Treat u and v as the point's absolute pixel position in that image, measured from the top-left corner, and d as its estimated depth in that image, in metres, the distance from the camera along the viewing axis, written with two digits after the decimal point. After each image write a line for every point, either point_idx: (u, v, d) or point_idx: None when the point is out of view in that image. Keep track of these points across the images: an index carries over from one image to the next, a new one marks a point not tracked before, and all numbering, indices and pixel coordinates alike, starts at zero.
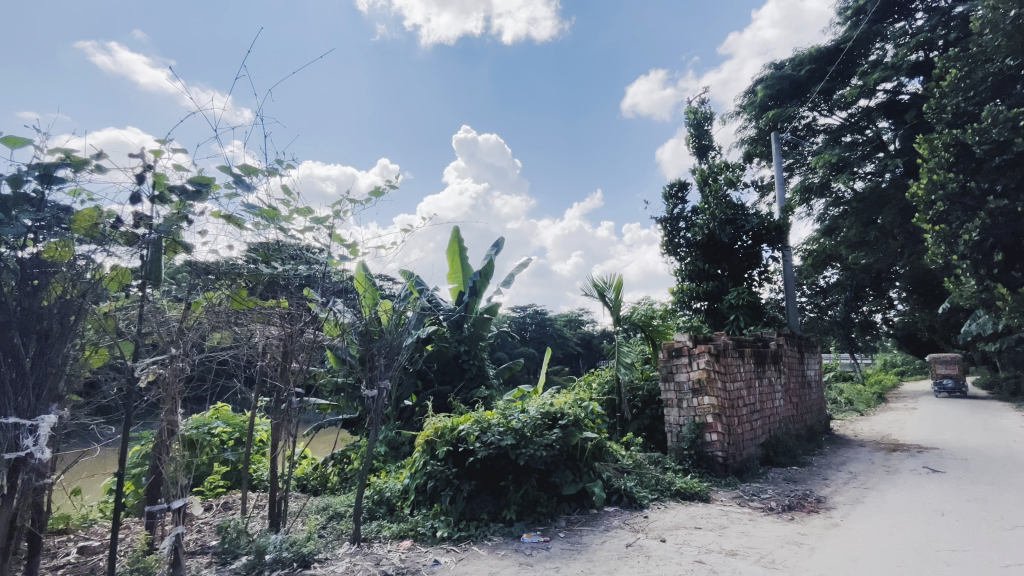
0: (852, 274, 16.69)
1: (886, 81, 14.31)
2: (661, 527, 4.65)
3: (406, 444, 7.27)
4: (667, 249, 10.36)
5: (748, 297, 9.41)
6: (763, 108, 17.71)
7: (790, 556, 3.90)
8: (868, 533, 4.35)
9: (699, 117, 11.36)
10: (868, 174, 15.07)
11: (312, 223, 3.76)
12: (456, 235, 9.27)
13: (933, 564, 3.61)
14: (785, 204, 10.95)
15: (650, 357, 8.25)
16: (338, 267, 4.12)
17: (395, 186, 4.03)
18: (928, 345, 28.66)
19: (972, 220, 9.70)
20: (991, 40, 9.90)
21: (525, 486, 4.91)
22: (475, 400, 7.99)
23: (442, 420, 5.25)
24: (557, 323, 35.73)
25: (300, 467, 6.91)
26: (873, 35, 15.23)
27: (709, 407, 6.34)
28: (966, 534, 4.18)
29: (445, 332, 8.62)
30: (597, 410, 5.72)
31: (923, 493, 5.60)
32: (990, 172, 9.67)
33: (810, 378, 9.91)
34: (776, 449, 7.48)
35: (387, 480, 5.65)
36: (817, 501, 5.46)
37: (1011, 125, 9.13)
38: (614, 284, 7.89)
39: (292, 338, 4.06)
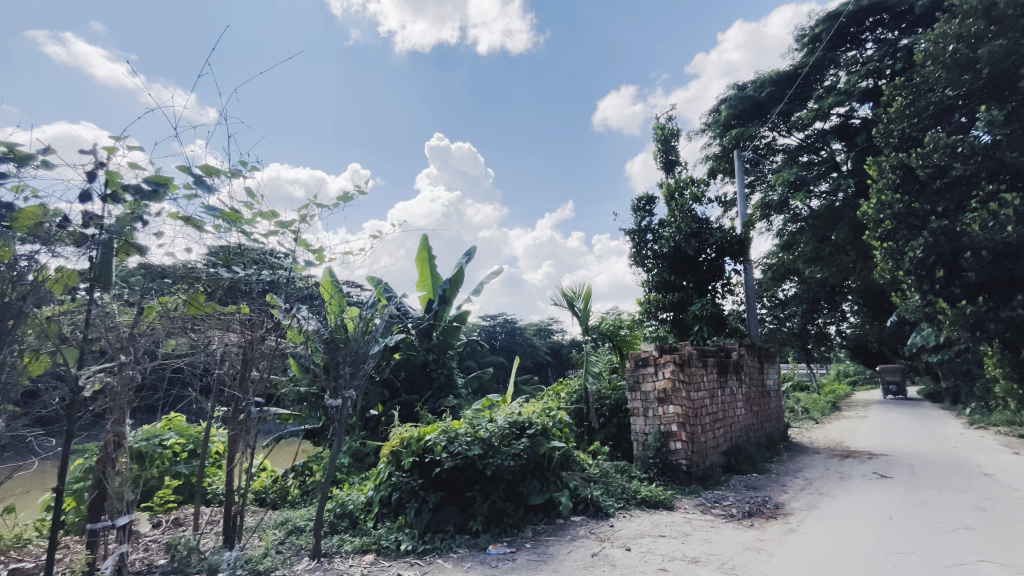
0: (809, 288, 17.46)
1: (839, 105, 15.17)
2: (625, 535, 4.69)
3: (371, 455, 7.12)
4: (635, 260, 10.59)
5: (712, 308, 9.72)
6: (726, 127, 18.39)
7: (749, 562, 3.99)
8: (823, 538, 4.50)
9: (666, 133, 11.72)
10: (822, 192, 15.85)
11: (276, 227, 3.63)
12: (425, 243, 9.25)
13: (882, 565, 3.77)
14: (746, 219, 11.36)
15: (617, 366, 8.38)
16: (303, 274, 3.94)
17: (364, 191, 3.93)
18: (878, 356, 30.29)
19: (916, 238, 10.30)
20: (932, 72, 10.66)
21: (492, 496, 4.89)
22: (443, 409, 7.90)
23: (409, 429, 5.15)
24: (527, 332, 35.91)
25: (258, 480, 6.65)
26: (827, 62, 16.14)
27: (673, 416, 6.47)
28: (912, 537, 4.39)
29: (413, 341, 8.52)
30: (564, 419, 5.74)
31: (872, 497, 5.87)
32: (932, 195, 10.26)
33: (769, 387, 10.25)
34: (737, 457, 7.67)
35: (350, 492, 5.50)
36: (775, 507, 5.63)
37: (949, 151, 9.84)
38: (583, 294, 7.99)
39: (252, 346, 3.85)
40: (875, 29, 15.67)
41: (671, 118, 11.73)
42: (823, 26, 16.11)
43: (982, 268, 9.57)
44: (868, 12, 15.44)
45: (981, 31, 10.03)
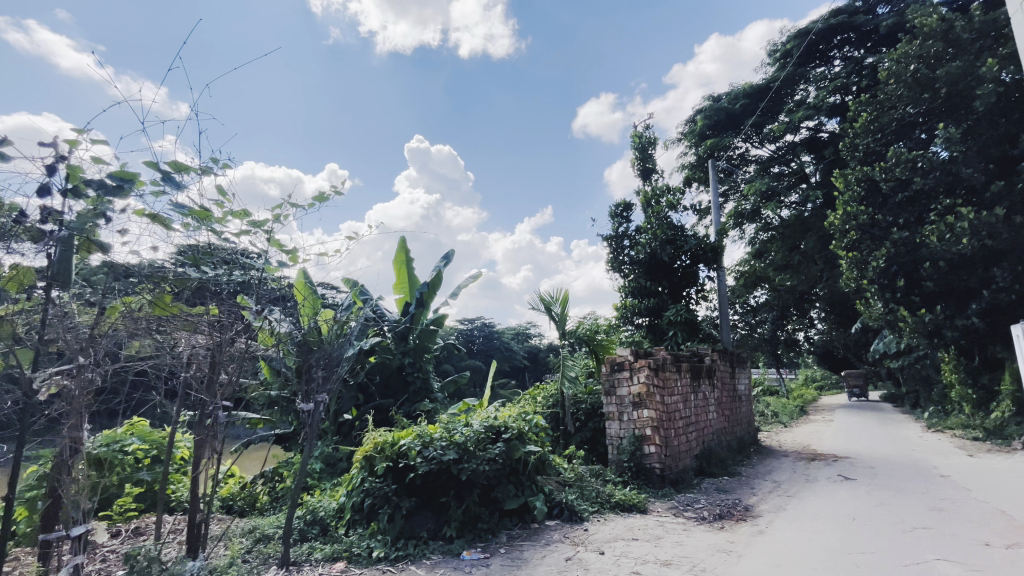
0: (779, 295, 17.95)
1: (809, 119, 15.70)
2: (599, 539, 4.71)
3: (344, 460, 7.01)
4: (612, 266, 10.73)
5: (686, 314, 9.91)
6: (701, 136, 18.82)
7: (718, 564, 4.06)
8: (788, 539, 4.61)
9: (643, 141, 11.93)
10: (792, 203, 16.36)
11: (248, 227, 3.50)
12: (403, 245, 9.18)
13: (845, 565, 3.88)
14: (720, 227, 11.63)
15: (594, 371, 8.44)
16: (275, 274, 3.80)
17: (341, 192, 3.79)
18: (843, 361, 31.36)
19: (879, 249, 10.72)
20: (894, 90, 11.11)
21: (467, 501, 4.84)
22: (418, 414, 7.81)
23: (383, 434, 5.07)
24: (504, 336, 36.01)
25: (226, 487, 6.47)
26: (798, 77, 16.71)
27: (647, 420, 6.54)
28: (874, 537, 4.53)
29: (389, 345, 8.43)
30: (540, 423, 5.74)
31: (837, 499, 6.05)
32: (894, 207, 10.71)
33: (740, 392, 10.48)
34: (708, 460, 7.81)
35: (322, 499, 5.40)
36: (744, 509, 5.75)
37: (910, 165, 10.30)
38: (560, 298, 8.04)
39: (220, 348, 3.71)
40: (842, 47, 16.32)
41: (649, 127, 11.97)
42: (794, 42, 16.69)
43: (941, 278, 10.00)
44: (837, 30, 16.05)
45: (940, 52, 10.55)
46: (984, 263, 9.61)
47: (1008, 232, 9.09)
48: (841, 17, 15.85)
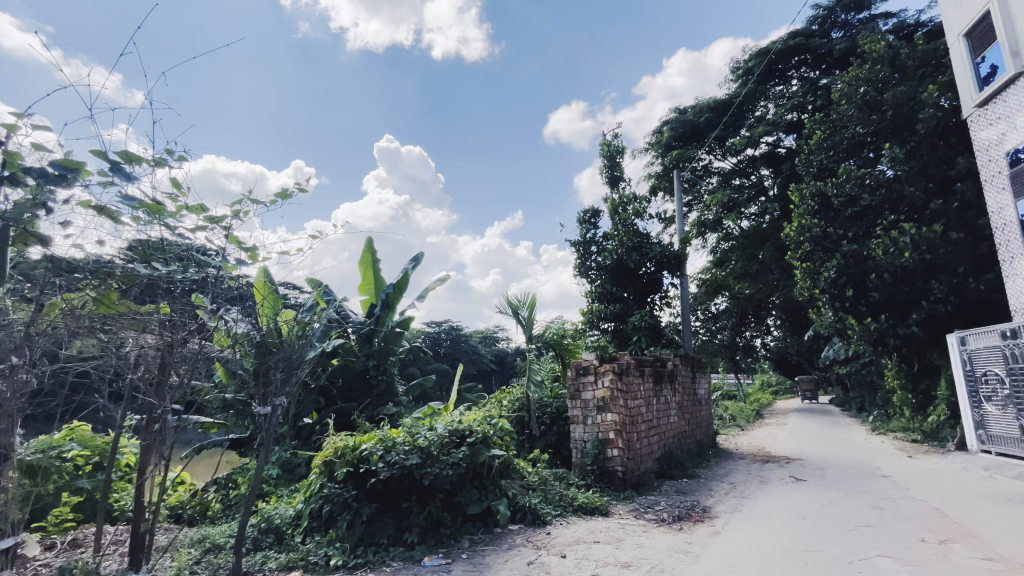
0: (738, 302, 18.59)
1: (768, 134, 16.39)
2: (562, 543, 4.74)
3: (302, 465, 6.81)
4: (579, 271, 10.86)
5: (649, 319, 10.15)
6: (667, 147, 19.34)
7: (676, 564, 4.16)
8: (743, 539, 4.76)
9: (612, 149, 12.16)
10: (751, 215, 17.02)
11: (205, 222, 3.34)
12: (370, 245, 9.03)
13: (795, 563, 4.04)
14: (683, 235, 11.95)
15: (559, 375, 8.50)
16: (233, 273, 3.64)
17: (305, 190, 3.61)
18: (796, 367, 32.78)
19: (830, 260, 11.26)
20: (846, 110, 11.69)
21: (429, 506, 4.77)
22: (381, 418, 7.67)
23: (344, 439, 4.95)
24: (472, 339, 35.78)
25: (175, 494, 6.17)
26: (758, 94, 17.43)
27: (611, 423, 6.64)
28: (824, 536, 4.73)
29: (353, 347, 8.26)
30: (505, 427, 5.73)
31: (789, 500, 6.30)
32: (845, 221, 11.27)
33: (701, 396, 10.78)
34: (669, 463, 7.98)
35: (278, 506, 5.21)
36: (702, 511, 5.90)
37: (859, 182, 10.90)
38: (528, 302, 8.06)
39: (171, 350, 3.53)
40: (799, 67, 17.16)
41: (617, 135, 12.22)
42: (755, 61, 17.43)
43: (886, 289, 10.60)
44: (794, 51, 16.86)
45: (887, 77, 11.24)
46: (923, 276, 10.28)
47: (944, 247, 9.81)
48: (798, 39, 16.67)
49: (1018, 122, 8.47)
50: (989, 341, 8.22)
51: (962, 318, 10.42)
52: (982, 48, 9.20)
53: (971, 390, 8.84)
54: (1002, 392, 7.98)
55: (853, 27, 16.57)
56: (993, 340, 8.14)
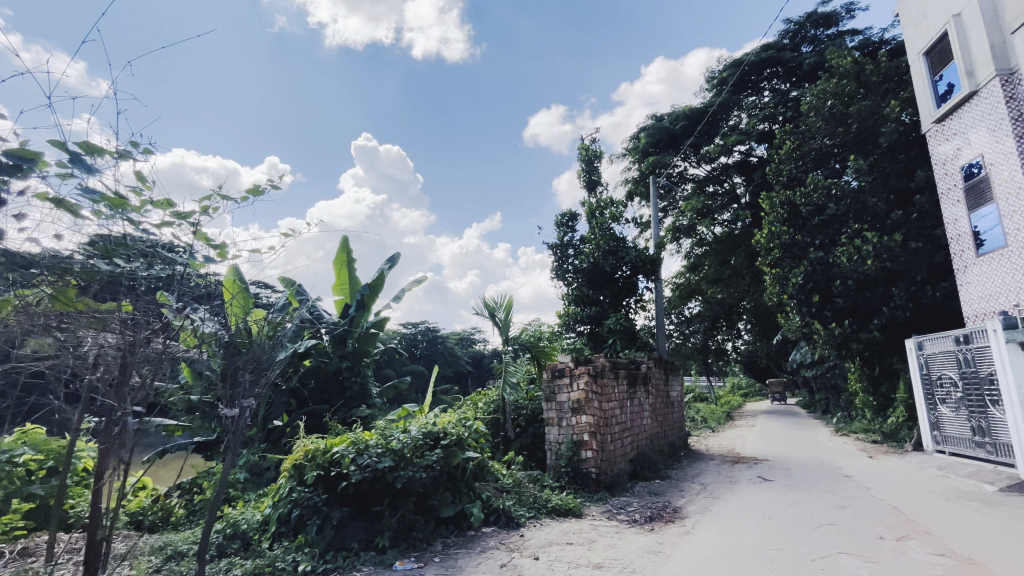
0: (711, 306, 19.02)
1: (740, 143, 16.82)
2: (535, 544, 4.75)
3: (271, 469, 6.64)
4: (556, 274, 10.93)
5: (625, 322, 10.28)
6: (644, 153, 19.64)
7: (647, 565, 4.22)
8: (712, 539, 4.86)
9: (590, 154, 12.28)
10: (724, 221, 17.43)
11: (171, 218, 3.20)
12: (345, 245, 8.90)
13: (761, 561, 4.15)
14: (658, 240, 12.14)
15: (535, 377, 8.53)
16: (202, 271, 3.50)
17: (278, 186, 3.42)
18: (765, 370, 33.70)
19: (798, 267, 11.61)
20: (814, 122, 12.05)
21: (401, 510, 4.72)
22: (354, 420, 7.54)
23: (314, 442, 4.85)
24: (449, 341, 35.55)
25: (135, 500, 5.93)
26: (732, 104, 17.89)
27: (585, 425, 6.70)
28: (791, 534, 4.86)
29: (325, 348, 8.10)
30: (480, 429, 5.72)
31: (756, 500, 6.46)
32: (813, 229, 11.62)
33: (673, 398, 10.96)
34: (641, 464, 8.09)
35: (245, 510, 5.06)
36: (673, 511, 5.99)
37: (826, 192, 11.28)
38: (504, 304, 8.07)
39: (133, 350, 3.39)
40: (771, 79, 17.68)
41: (595, 140, 12.35)
42: (729, 71, 17.88)
43: (850, 295, 11.00)
44: (767, 64, 17.38)
45: (853, 92, 11.67)
46: (885, 283, 10.71)
47: (903, 255, 10.28)
48: (770, 52, 17.20)
49: (971, 138, 8.93)
50: (944, 346, 8.61)
51: (919, 324, 10.90)
52: (940, 67, 9.69)
53: (928, 393, 9.23)
54: (955, 394, 8.37)
55: (822, 42, 17.16)
56: (947, 345, 8.53)
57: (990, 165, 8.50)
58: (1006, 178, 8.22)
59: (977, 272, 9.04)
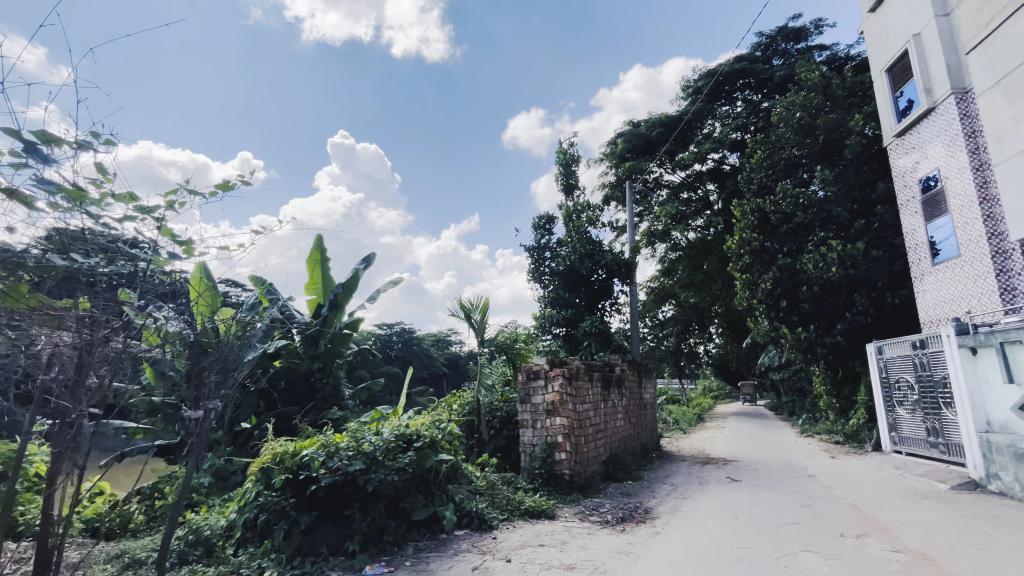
0: (683, 310, 19.43)
1: (713, 152, 17.24)
2: (507, 547, 4.75)
3: (237, 473, 6.46)
4: (533, 276, 10.96)
5: (599, 325, 10.41)
6: (621, 158, 19.94)
7: (619, 565, 4.27)
8: (682, 539, 4.95)
9: (568, 158, 12.39)
10: (698, 227, 17.81)
11: (135, 212, 3.07)
12: (319, 244, 8.74)
13: (728, 560, 4.24)
14: (634, 244, 12.32)
15: (510, 379, 8.53)
16: (167, 268, 3.38)
17: (249, 182, 3.29)
18: (736, 373, 34.58)
19: (767, 272, 11.94)
20: (783, 132, 12.44)
21: (372, 513, 4.64)
22: (325, 423, 7.39)
23: (283, 444, 4.73)
24: (425, 342, 35.25)
25: (91, 507, 5.67)
26: (706, 113, 18.34)
27: (559, 427, 6.73)
28: (757, 533, 4.99)
29: (296, 348, 7.93)
30: (454, 431, 5.69)
31: (724, 500, 6.62)
32: (781, 236, 11.96)
33: (646, 401, 11.12)
34: (614, 466, 8.17)
35: (208, 516, 4.90)
36: (644, 512, 6.08)
37: (794, 201, 11.66)
38: (480, 306, 8.04)
39: (90, 349, 3.19)
40: (743, 90, 18.19)
41: (573, 144, 12.46)
42: (704, 81, 18.32)
43: (815, 301, 11.37)
44: (739, 75, 17.87)
45: (819, 105, 12.10)
46: (848, 289, 11.13)
47: (865, 263, 10.71)
48: (743, 63, 17.69)
49: (928, 152, 9.37)
50: (902, 350, 8.98)
51: (879, 329, 11.36)
52: (900, 84, 10.15)
53: (886, 396, 9.62)
54: (911, 397, 8.73)
55: (792, 56, 17.74)
56: (905, 349, 8.91)
57: (946, 179, 8.93)
58: (959, 191, 8.64)
59: (933, 280, 9.46)
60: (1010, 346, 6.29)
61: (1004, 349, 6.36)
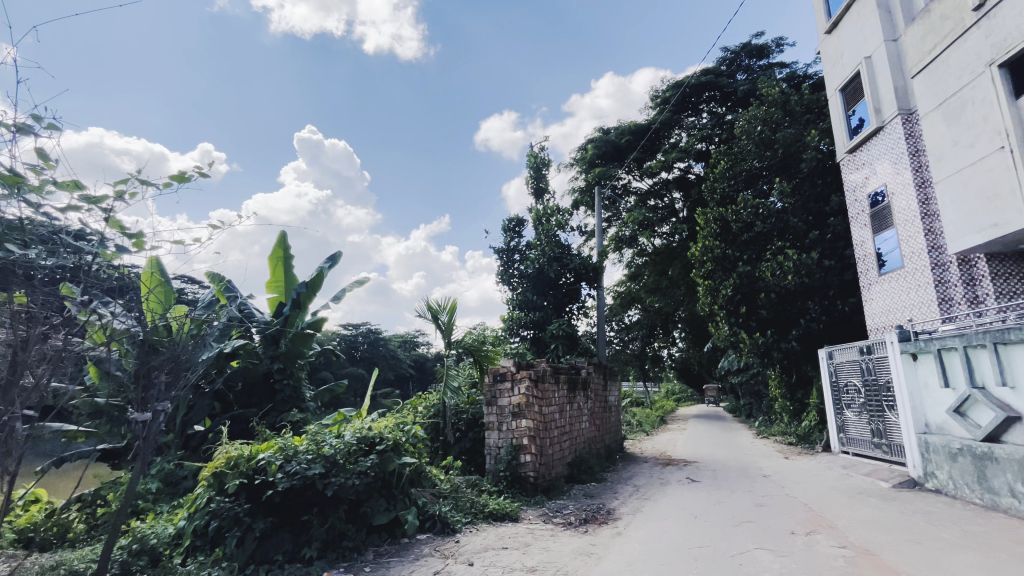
0: (649, 314, 19.89)
1: (680, 161, 17.72)
2: (470, 550, 4.71)
3: (188, 478, 6.18)
4: (501, 278, 10.97)
5: (567, 328, 10.50)
6: (591, 164, 20.25)
7: (580, 566, 4.30)
8: (642, 539, 5.05)
9: (538, 162, 12.47)
10: (663, 234, 18.25)
11: (79, 202, 2.89)
12: (283, 241, 8.47)
13: (686, 559, 4.34)
14: (601, 249, 12.50)
15: (477, 381, 8.48)
16: (115, 262, 3.20)
17: (207, 175, 3.16)
18: (698, 377, 35.57)
19: (727, 279, 12.34)
20: (745, 145, 12.91)
21: (331, 519, 4.51)
22: (283, 425, 7.15)
23: (238, 448, 4.55)
24: (392, 344, 34.72)
25: (25, 516, 5.30)
26: (674, 123, 18.83)
27: (525, 429, 6.74)
28: (715, 532, 5.13)
29: (255, 348, 7.63)
30: (418, 434, 5.61)
31: (683, 500, 6.79)
32: (742, 244, 12.37)
33: (611, 403, 11.29)
34: (579, 467, 8.25)
35: (155, 523, 4.64)
36: (606, 513, 6.16)
37: (754, 211, 12.11)
38: (448, 307, 7.97)
39: (27, 346, 2.98)
40: (708, 102, 18.79)
41: (544, 149, 12.55)
42: (671, 92, 18.82)
43: (772, 307, 11.81)
44: (705, 87, 18.44)
45: (779, 119, 12.63)
46: (802, 297, 11.62)
47: (818, 272, 11.23)
48: (709, 76, 18.26)
49: (877, 168, 9.92)
50: (850, 356, 9.45)
51: (831, 335, 11.92)
52: (853, 103, 10.71)
53: (836, 399, 10.10)
54: (858, 400, 9.20)
55: (755, 71, 18.45)
56: (853, 355, 9.39)
57: (892, 194, 9.47)
58: (903, 207, 9.18)
59: (879, 289, 10.00)
60: (947, 353, 6.69)
61: (941, 355, 6.76)
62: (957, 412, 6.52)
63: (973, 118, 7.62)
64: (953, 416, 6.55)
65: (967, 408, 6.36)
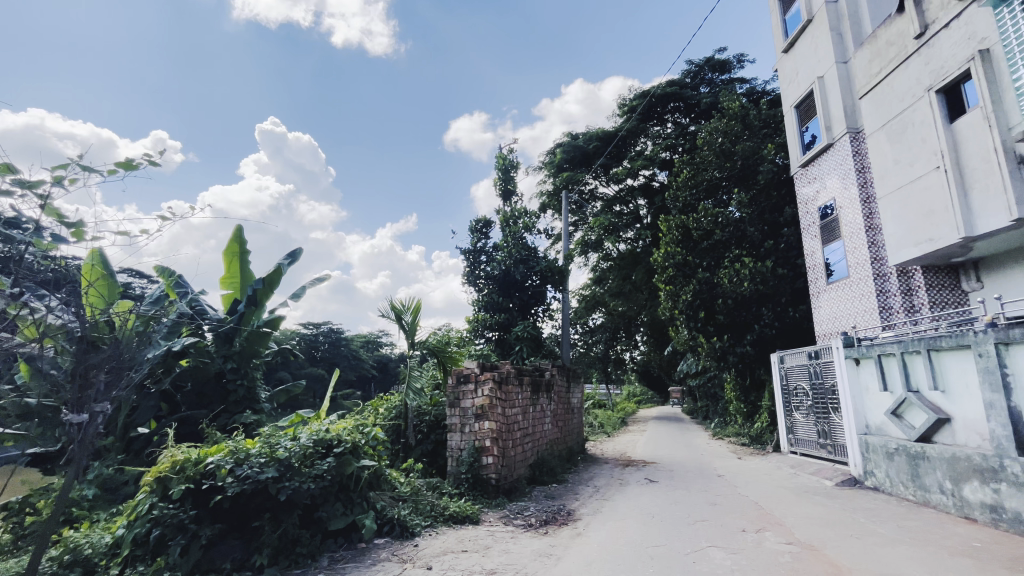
0: (612, 318, 20.24)
1: (645, 168, 18.14)
2: (429, 554, 4.65)
3: (130, 484, 5.83)
4: (467, 279, 10.89)
5: (531, 331, 10.56)
6: (559, 168, 20.45)
7: (539, 567, 4.32)
8: (601, 539, 5.12)
9: (507, 164, 12.49)
10: (628, 239, 18.62)
11: (11, 186, 2.70)
12: (239, 235, 8.14)
13: (643, 558, 4.43)
14: (568, 252, 12.64)
15: (440, 383, 8.38)
16: (50, 253, 3.01)
17: (157, 164, 3.07)
18: (658, 380, 36.48)
19: (687, 284, 12.70)
20: (706, 155, 13.35)
21: (285, 524, 4.35)
22: (235, 427, 6.84)
23: (185, 451, 4.34)
24: (354, 344, 33.95)
25: None
26: (640, 131, 19.26)
27: (487, 431, 6.71)
28: (671, 531, 5.26)
29: (206, 347, 7.29)
30: (378, 436, 5.50)
31: (642, 500, 6.92)
32: (702, 251, 12.77)
33: (573, 405, 11.40)
34: (540, 469, 8.29)
35: (90, 532, 4.34)
36: (567, 514, 6.22)
37: (713, 219, 12.53)
38: (412, 308, 7.86)
39: None
40: (673, 113, 19.32)
41: (513, 151, 12.57)
42: (638, 101, 19.25)
43: (729, 312, 12.23)
44: (670, 98, 18.95)
45: (738, 132, 13.12)
46: (757, 303, 12.11)
47: (772, 280, 11.73)
48: (674, 88, 18.79)
49: (827, 183, 10.45)
50: (800, 360, 9.90)
51: (783, 341, 12.45)
52: (806, 119, 11.26)
53: (786, 402, 10.56)
54: (806, 403, 9.65)
55: (717, 85, 19.11)
56: (802, 360, 9.85)
57: (840, 208, 10.00)
58: (850, 220, 9.72)
59: (827, 298, 10.53)
60: (886, 358, 7.11)
61: (881, 360, 7.17)
62: (894, 414, 6.92)
63: (913, 139, 8.15)
64: (891, 418, 6.96)
65: (903, 410, 6.76)
